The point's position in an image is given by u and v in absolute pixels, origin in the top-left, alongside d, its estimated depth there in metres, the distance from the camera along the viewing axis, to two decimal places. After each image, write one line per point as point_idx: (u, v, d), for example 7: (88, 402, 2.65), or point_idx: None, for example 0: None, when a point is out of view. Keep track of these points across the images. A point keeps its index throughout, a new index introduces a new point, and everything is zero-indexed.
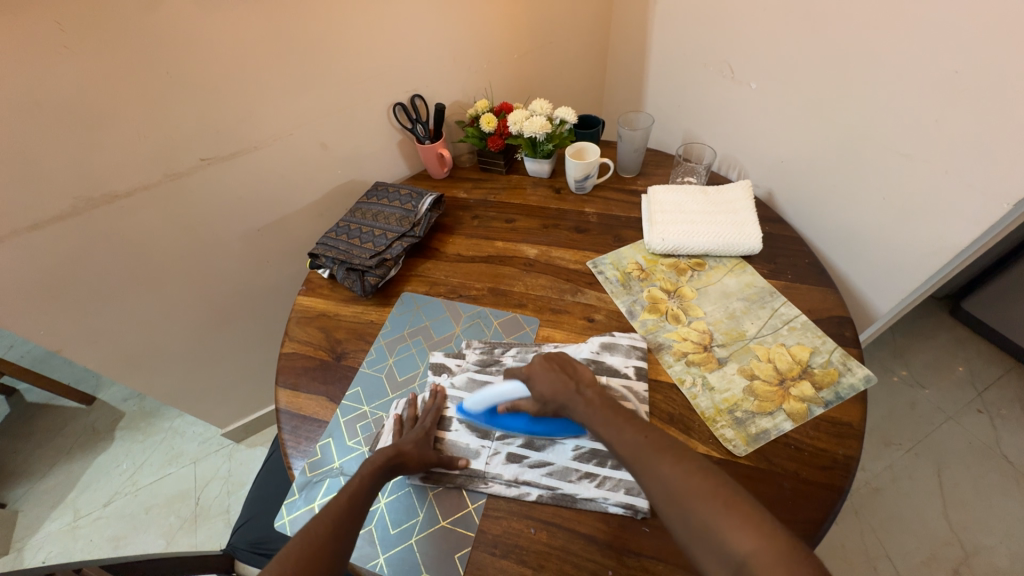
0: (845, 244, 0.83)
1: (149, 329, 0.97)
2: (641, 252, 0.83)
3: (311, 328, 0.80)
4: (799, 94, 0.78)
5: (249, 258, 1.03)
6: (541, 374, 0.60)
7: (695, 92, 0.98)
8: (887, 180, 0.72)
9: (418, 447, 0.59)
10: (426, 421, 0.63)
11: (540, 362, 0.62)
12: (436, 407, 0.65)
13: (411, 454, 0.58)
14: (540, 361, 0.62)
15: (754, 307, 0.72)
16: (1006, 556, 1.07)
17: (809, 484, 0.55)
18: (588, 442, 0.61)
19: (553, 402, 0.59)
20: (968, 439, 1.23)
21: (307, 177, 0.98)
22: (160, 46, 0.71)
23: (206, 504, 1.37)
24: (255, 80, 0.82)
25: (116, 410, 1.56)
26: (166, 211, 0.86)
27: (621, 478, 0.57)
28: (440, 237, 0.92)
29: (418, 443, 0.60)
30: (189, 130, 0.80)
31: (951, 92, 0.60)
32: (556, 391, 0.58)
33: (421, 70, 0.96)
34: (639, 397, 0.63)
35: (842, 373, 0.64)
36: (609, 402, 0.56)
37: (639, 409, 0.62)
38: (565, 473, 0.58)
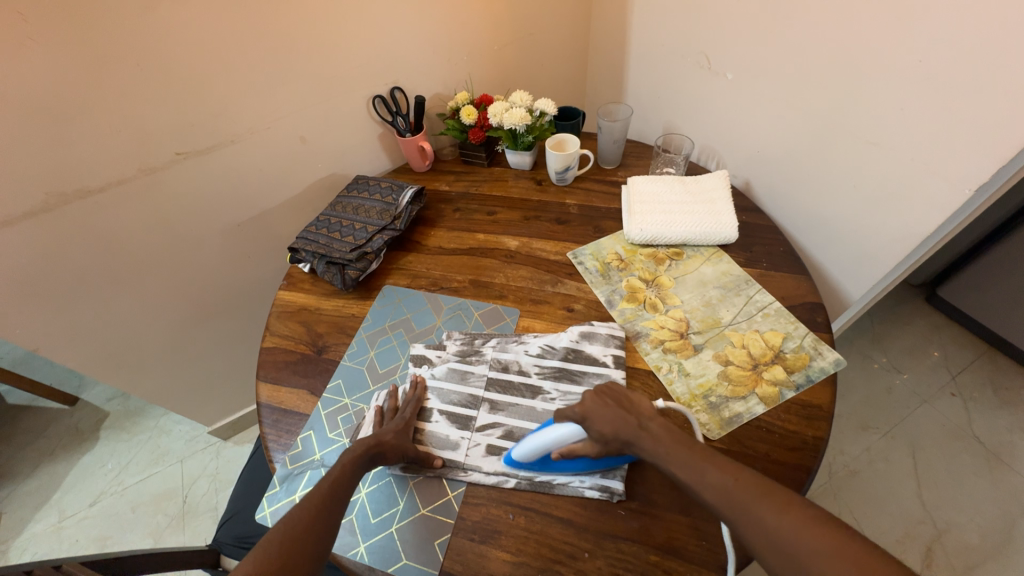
0: (819, 233, 0.85)
1: (130, 328, 0.96)
2: (620, 242, 0.84)
3: (291, 322, 0.80)
4: (773, 84, 0.80)
5: (230, 254, 1.02)
6: (598, 416, 0.54)
7: (674, 83, 0.99)
8: (858, 169, 0.73)
9: (396, 435, 0.59)
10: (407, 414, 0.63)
11: (593, 400, 0.56)
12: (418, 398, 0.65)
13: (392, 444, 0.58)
14: (590, 398, 0.56)
15: (729, 295, 0.74)
16: (975, 532, 1.11)
17: (779, 465, 0.56)
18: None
19: (616, 441, 0.53)
20: (942, 422, 1.27)
21: (287, 170, 0.97)
22: (131, 39, 0.70)
23: (194, 501, 1.36)
24: (231, 72, 0.81)
25: (100, 410, 1.54)
26: (142, 206, 0.85)
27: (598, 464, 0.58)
28: (421, 231, 0.92)
29: (399, 432, 0.60)
30: (163, 124, 0.79)
31: (916, 81, 0.62)
32: (615, 431, 0.53)
33: (401, 61, 0.96)
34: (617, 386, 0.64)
35: (812, 357, 0.65)
36: (679, 436, 0.51)
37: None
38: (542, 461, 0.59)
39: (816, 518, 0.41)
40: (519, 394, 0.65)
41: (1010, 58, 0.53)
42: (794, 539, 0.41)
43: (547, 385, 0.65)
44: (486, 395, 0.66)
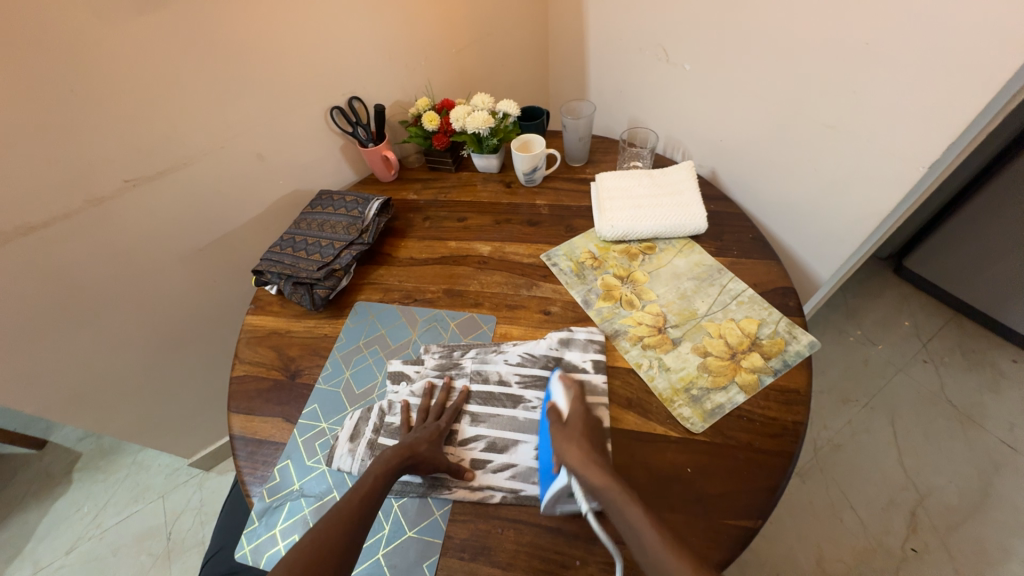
0: (786, 217, 0.86)
1: (92, 366, 0.91)
2: (593, 240, 0.83)
3: (262, 348, 0.77)
4: (731, 72, 0.80)
5: (193, 279, 0.98)
6: (575, 433, 0.56)
7: (634, 76, 0.99)
8: (818, 152, 0.74)
9: (427, 446, 0.58)
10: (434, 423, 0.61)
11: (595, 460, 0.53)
12: (441, 405, 0.64)
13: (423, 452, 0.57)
14: (582, 417, 0.58)
15: (703, 285, 0.74)
16: (955, 492, 1.15)
17: (761, 453, 0.57)
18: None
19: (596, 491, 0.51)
20: (917, 388, 1.31)
21: (246, 190, 0.94)
22: (61, 63, 0.66)
23: (179, 537, 1.31)
24: (176, 92, 0.77)
25: (71, 451, 1.47)
26: (93, 239, 0.80)
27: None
28: (392, 242, 0.90)
29: (430, 442, 0.58)
30: (108, 151, 0.75)
31: (866, 64, 0.63)
32: (578, 452, 0.53)
33: (356, 71, 0.93)
34: (599, 390, 0.64)
35: (788, 341, 0.66)
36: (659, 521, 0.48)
37: (598, 401, 0.63)
38: (528, 472, 0.58)
39: None
40: (501, 405, 0.64)
41: (953, 36, 0.54)
42: None
43: (529, 392, 0.64)
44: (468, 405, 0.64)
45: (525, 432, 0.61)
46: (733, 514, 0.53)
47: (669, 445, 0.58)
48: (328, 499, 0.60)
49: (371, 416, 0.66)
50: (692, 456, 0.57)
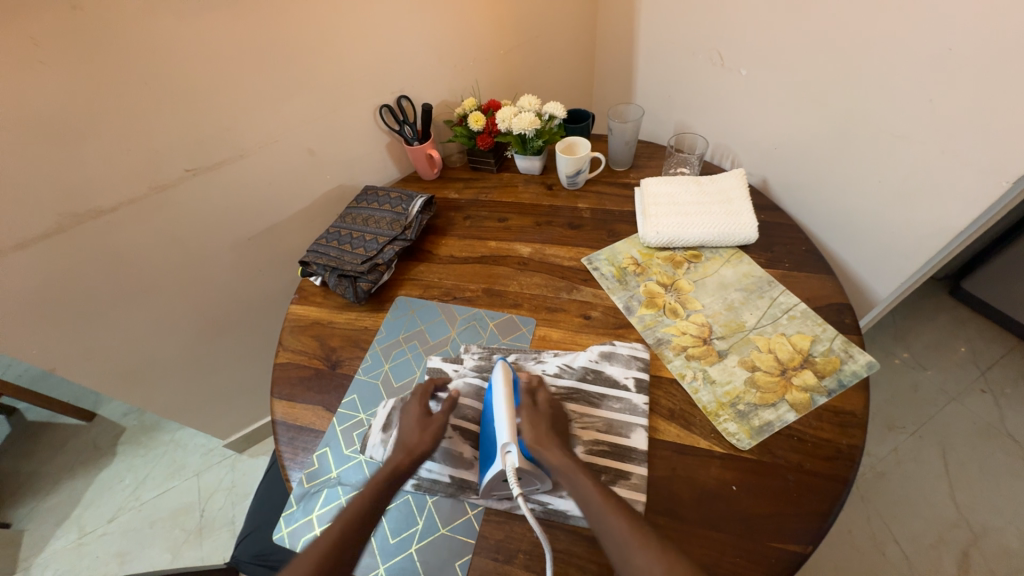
0: (842, 230, 0.82)
1: (144, 345, 0.96)
2: (636, 246, 0.82)
3: (304, 337, 0.79)
4: (790, 79, 0.77)
5: (241, 268, 1.01)
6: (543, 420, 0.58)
7: (684, 81, 0.97)
8: (882, 163, 0.71)
9: (425, 444, 0.59)
10: (436, 419, 0.61)
11: (552, 441, 0.55)
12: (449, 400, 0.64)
13: (421, 453, 0.58)
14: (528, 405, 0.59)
15: (752, 297, 0.71)
16: (1013, 534, 1.06)
17: (813, 476, 0.54)
18: (581, 456, 0.58)
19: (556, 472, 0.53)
20: (972, 419, 1.23)
21: (295, 182, 0.97)
22: (137, 56, 0.70)
23: (211, 516, 1.36)
24: (238, 87, 0.80)
25: (117, 425, 1.55)
26: (153, 224, 0.84)
27: (614, 496, 0.55)
28: (432, 239, 0.91)
29: (428, 440, 0.59)
30: (173, 141, 0.79)
31: (945, 71, 0.59)
32: (542, 436, 0.55)
33: (407, 70, 0.95)
34: (638, 409, 0.61)
35: (843, 360, 0.63)
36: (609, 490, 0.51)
37: (636, 422, 0.60)
38: (556, 488, 0.57)
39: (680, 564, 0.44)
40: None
41: None
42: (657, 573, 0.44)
43: (563, 405, 0.62)
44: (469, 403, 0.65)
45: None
46: (781, 537, 0.50)
47: (713, 461, 0.56)
48: None
49: (407, 409, 0.66)
50: (737, 473, 0.55)
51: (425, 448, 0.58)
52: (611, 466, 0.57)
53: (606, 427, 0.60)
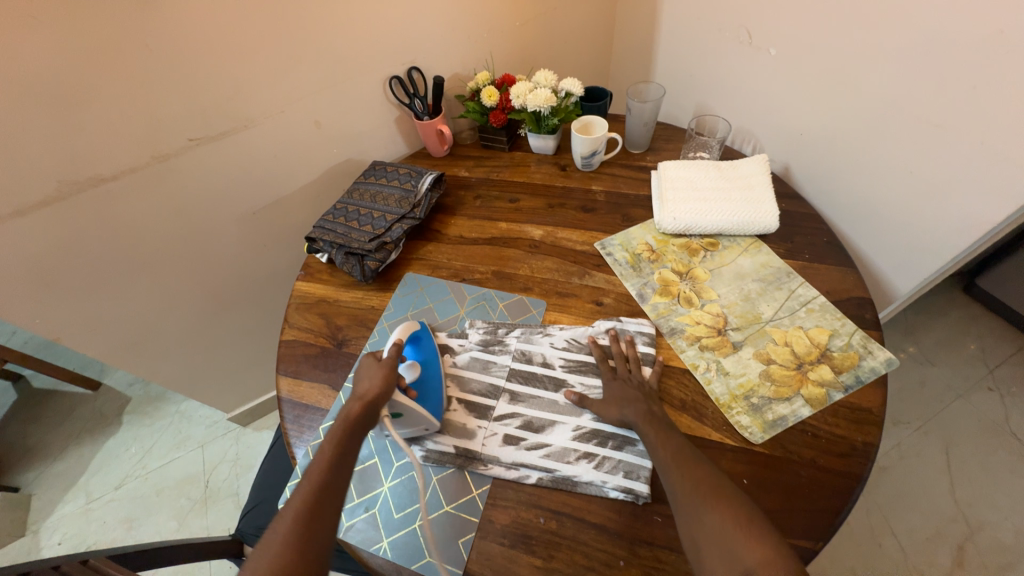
0: (865, 222, 0.80)
1: (148, 317, 0.95)
2: (651, 232, 0.79)
3: (311, 314, 0.77)
4: (822, 60, 0.73)
5: (246, 241, 0.99)
6: (652, 394, 0.59)
7: (708, 61, 0.92)
8: (915, 154, 0.68)
9: (381, 384, 0.55)
10: (389, 361, 0.59)
11: (621, 384, 0.60)
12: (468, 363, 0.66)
13: (377, 393, 0.54)
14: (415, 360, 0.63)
15: (770, 289, 0.69)
16: (1010, 531, 1.07)
17: (826, 472, 0.53)
18: (588, 423, 0.59)
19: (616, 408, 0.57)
20: (977, 417, 1.22)
21: (301, 156, 0.94)
22: (136, 15, 0.66)
23: (216, 486, 1.38)
24: (243, 53, 0.77)
25: (123, 395, 1.56)
26: (156, 195, 0.82)
27: (621, 461, 0.56)
28: (441, 219, 0.89)
29: (383, 380, 0.56)
30: (176, 109, 0.76)
31: (996, 54, 0.56)
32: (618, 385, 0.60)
33: (418, 40, 0.91)
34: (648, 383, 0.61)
35: (862, 356, 0.61)
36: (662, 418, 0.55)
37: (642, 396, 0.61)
38: (562, 454, 0.57)
39: (712, 475, 0.49)
40: (542, 387, 0.63)
41: None
42: (687, 479, 0.49)
43: (571, 376, 0.63)
44: (484, 376, 0.65)
45: (563, 415, 0.60)
46: (791, 532, 0.50)
47: (724, 453, 0.55)
48: (369, 464, 0.60)
49: None
50: (748, 466, 0.54)
51: (378, 389, 0.55)
52: (619, 432, 0.58)
53: None
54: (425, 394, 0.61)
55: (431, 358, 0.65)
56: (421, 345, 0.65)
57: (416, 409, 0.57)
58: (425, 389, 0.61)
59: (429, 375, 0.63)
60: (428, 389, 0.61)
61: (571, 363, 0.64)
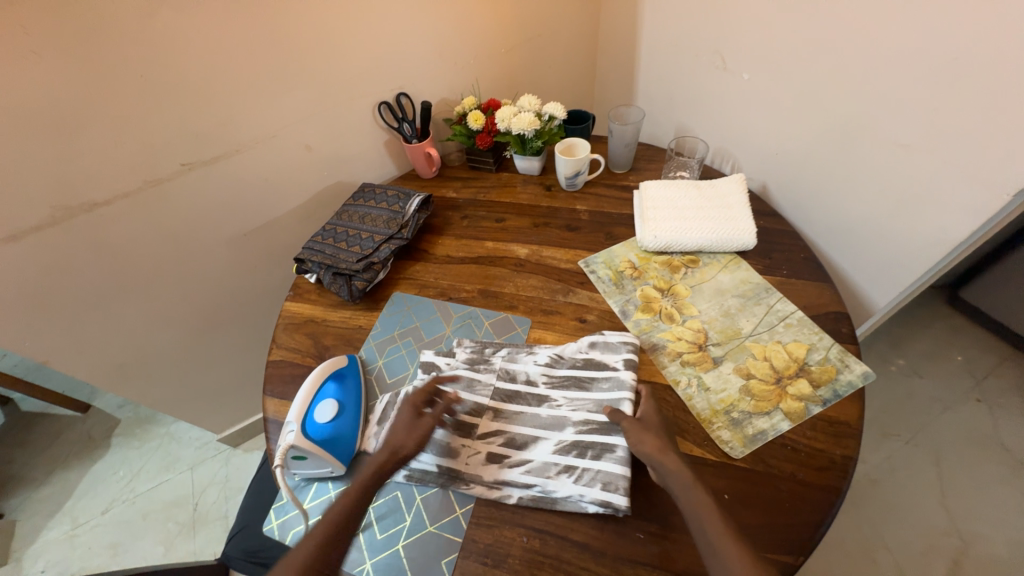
0: (841, 238, 0.82)
1: (139, 339, 0.95)
2: (634, 250, 0.81)
3: (298, 335, 0.78)
4: (792, 85, 0.77)
5: (238, 263, 1.01)
6: (650, 426, 0.57)
7: (687, 84, 0.96)
8: (884, 172, 0.71)
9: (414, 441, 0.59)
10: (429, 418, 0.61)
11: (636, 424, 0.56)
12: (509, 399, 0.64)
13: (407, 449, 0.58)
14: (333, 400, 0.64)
15: (749, 304, 0.71)
16: (1004, 544, 1.06)
17: (806, 486, 0.54)
18: (570, 436, 0.59)
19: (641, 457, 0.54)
20: (966, 429, 1.23)
21: (292, 178, 0.96)
22: (134, 47, 0.69)
23: (204, 510, 1.36)
24: (235, 80, 0.79)
25: (112, 417, 1.54)
26: (148, 218, 0.83)
27: (598, 472, 0.56)
28: (429, 239, 0.90)
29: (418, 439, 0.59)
30: (170, 135, 0.78)
31: (951, 79, 0.59)
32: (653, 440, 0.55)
33: (407, 67, 0.94)
34: (626, 385, 0.62)
35: (839, 370, 0.62)
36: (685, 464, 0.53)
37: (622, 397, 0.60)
38: (543, 469, 0.57)
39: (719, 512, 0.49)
40: (526, 403, 0.63)
41: None
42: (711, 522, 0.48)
43: (554, 392, 0.63)
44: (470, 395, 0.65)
45: (547, 430, 0.60)
46: (774, 548, 0.50)
47: (706, 468, 0.56)
48: (354, 484, 0.60)
49: (398, 400, 0.66)
50: (730, 481, 0.55)
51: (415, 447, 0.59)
52: (598, 442, 0.58)
53: (597, 407, 0.61)
54: (336, 439, 0.60)
55: (352, 398, 0.65)
56: (346, 384, 0.66)
57: (321, 454, 0.58)
58: (337, 433, 0.61)
59: (345, 418, 0.63)
60: (340, 433, 0.61)
61: (554, 378, 0.65)
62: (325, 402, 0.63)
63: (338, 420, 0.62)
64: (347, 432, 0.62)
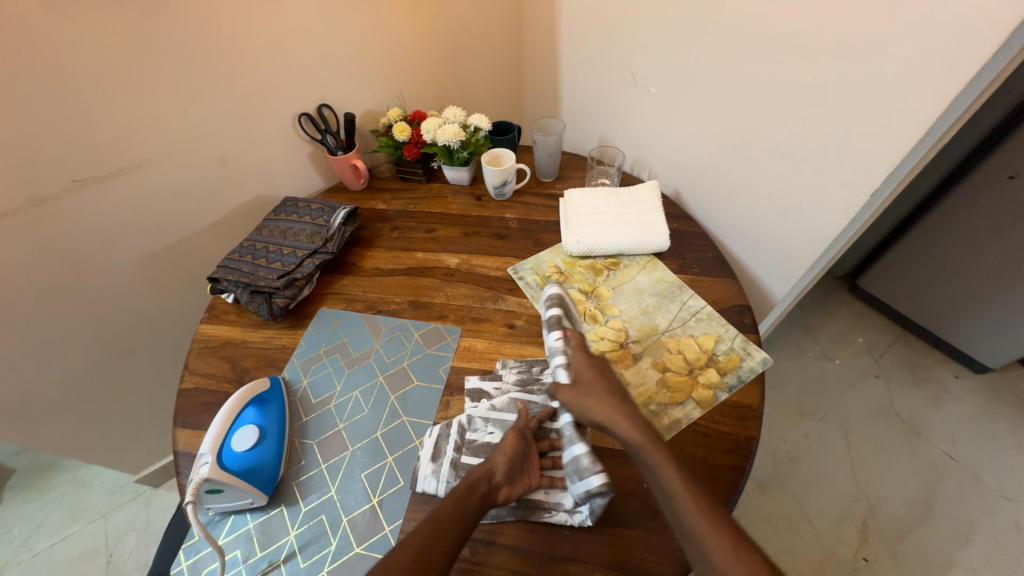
0: (745, 237, 0.89)
1: (28, 376, 0.85)
2: (560, 255, 0.84)
3: (214, 359, 0.73)
4: (691, 99, 0.83)
5: (147, 285, 0.93)
6: (593, 389, 0.59)
7: (604, 97, 1.01)
8: (772, 178, 0.78)
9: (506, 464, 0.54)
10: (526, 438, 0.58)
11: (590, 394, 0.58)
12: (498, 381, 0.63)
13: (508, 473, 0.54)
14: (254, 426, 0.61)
15: (664, 302, 0.76)
16: (903, 504, 1.19)
17: (715, 468, 0.58)
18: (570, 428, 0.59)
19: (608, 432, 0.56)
20: (869, 403, 1.37)
21: (205, 193, 0.91)
22: (3, 56, 0.62)
23: (121, 560, 1.22)
24: (129, 91, 0.74)
25: (4, 467, 1.36)
26: (32, 241, 0.75)
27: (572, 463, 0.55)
28: (357, 252, 0.88)
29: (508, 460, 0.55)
30: (54, 150, 0.72)
31: (812, 96, 0.66)
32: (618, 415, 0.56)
33: (326, 78, 0.92)
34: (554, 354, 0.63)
35: (742, 358, 0.68)
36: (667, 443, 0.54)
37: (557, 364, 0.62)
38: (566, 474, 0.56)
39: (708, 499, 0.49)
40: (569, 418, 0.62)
41: (893, 75, 0.57)
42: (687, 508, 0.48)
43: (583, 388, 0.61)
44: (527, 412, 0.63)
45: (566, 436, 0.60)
46: None
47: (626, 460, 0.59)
48: (274, 513, 0.58)
49: (451, 432, 0.62)
50: None
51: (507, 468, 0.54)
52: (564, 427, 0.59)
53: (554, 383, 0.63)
54: (256, 466, 0.57)
55: (274, 422, 0.62)
56: (267, 409, 0.63)
57: (238, 485, 0.55)
58: (257, 461, 0.58)
59: (266, 444, 0.60)
60: (261, 460, 0.58)
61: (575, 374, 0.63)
62: (243, 429, 0.60)
63: (258, 446, 0.59)
64: (268, 458, 0.59)
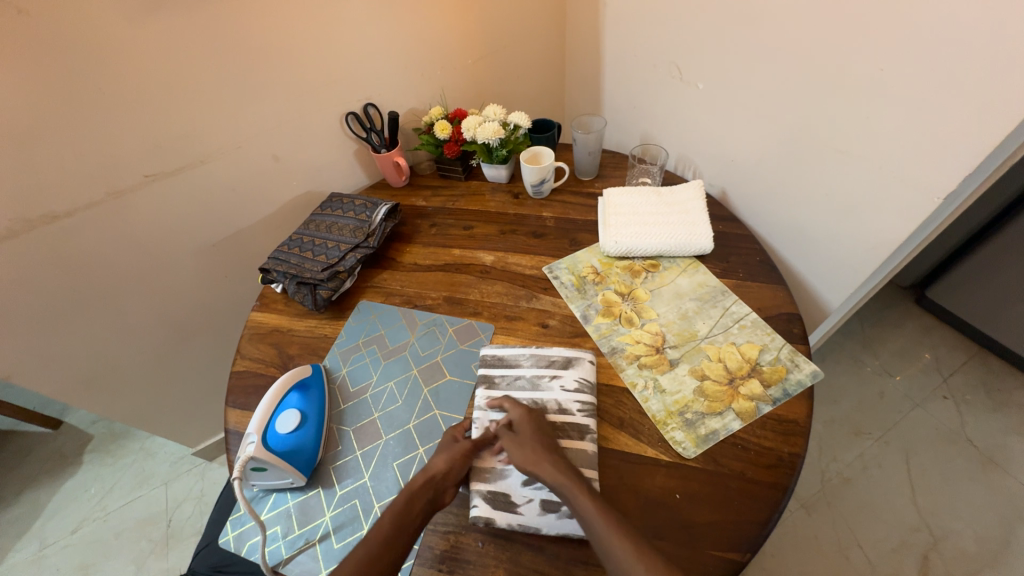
0: (798, 241, 0.84)
1: (105, 352, 0.94)
2: (597, 255, 0.83)
3: (263, 345, 0.78)
4: (742, 94, 0.79)
5: (207, 273, 1.00)
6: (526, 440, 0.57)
7: (648, 94, 0.98)
8: (829, 178, 0.73)
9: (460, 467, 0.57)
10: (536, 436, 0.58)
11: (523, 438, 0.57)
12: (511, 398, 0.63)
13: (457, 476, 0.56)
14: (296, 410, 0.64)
15: (705, 307, 0.72)
16: (972, 539, 1.09)
17: (754, 484, 0.55)
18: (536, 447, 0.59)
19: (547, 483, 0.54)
20: (935, 425, 1.26)
21: (260, 188, 0.96)
22: (91, 62, 0.69)
23: (178, 526, 1.33)
24: (196, 93, 0.80)
25: (84, 433, 1.51)
26: (111, 230, 0.83)
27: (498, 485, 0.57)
28: (397, 247, 0.91)
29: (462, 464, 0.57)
30: (131, 147, 0.78)
31: (880, 90, 0.61)
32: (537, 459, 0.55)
33: (372, 78, 0.95)
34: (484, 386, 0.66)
35: (789, 369, 0.64)
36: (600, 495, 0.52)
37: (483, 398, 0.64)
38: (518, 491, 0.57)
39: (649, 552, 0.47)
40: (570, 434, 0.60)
41: (976, 66, 0.51)
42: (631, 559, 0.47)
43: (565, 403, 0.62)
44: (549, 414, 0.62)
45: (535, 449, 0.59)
46: (721, 546, 0.51)
47: (658, 469, 0.57)
48: (312, 495, 0.60)
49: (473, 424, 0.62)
50: (682, 482, 0.56)
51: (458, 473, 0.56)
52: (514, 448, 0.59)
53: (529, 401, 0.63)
54: (297, 449, 0.60)
55: (315, 407, 0.65)
56: (309, 394, 0.66)
57: (280, 465, 0.58)
58: (298, 443, 0.61)
59: (307, 427, 0.63)
60: (302, 443, 0.61)
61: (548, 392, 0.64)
62: (287, 412, 0.63)
63: (300, 429, 0.62)
64: (309, 441, 0.62)
